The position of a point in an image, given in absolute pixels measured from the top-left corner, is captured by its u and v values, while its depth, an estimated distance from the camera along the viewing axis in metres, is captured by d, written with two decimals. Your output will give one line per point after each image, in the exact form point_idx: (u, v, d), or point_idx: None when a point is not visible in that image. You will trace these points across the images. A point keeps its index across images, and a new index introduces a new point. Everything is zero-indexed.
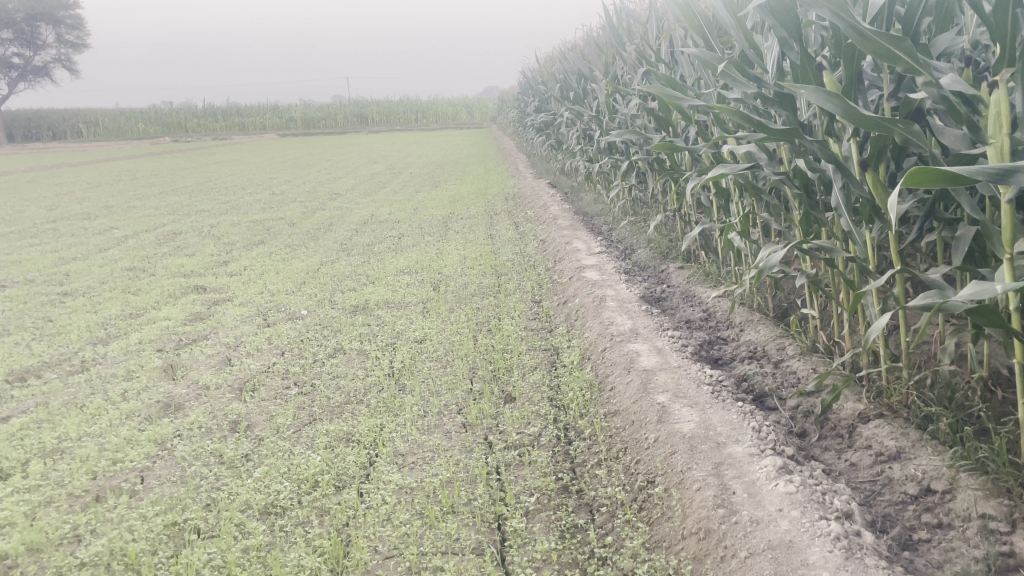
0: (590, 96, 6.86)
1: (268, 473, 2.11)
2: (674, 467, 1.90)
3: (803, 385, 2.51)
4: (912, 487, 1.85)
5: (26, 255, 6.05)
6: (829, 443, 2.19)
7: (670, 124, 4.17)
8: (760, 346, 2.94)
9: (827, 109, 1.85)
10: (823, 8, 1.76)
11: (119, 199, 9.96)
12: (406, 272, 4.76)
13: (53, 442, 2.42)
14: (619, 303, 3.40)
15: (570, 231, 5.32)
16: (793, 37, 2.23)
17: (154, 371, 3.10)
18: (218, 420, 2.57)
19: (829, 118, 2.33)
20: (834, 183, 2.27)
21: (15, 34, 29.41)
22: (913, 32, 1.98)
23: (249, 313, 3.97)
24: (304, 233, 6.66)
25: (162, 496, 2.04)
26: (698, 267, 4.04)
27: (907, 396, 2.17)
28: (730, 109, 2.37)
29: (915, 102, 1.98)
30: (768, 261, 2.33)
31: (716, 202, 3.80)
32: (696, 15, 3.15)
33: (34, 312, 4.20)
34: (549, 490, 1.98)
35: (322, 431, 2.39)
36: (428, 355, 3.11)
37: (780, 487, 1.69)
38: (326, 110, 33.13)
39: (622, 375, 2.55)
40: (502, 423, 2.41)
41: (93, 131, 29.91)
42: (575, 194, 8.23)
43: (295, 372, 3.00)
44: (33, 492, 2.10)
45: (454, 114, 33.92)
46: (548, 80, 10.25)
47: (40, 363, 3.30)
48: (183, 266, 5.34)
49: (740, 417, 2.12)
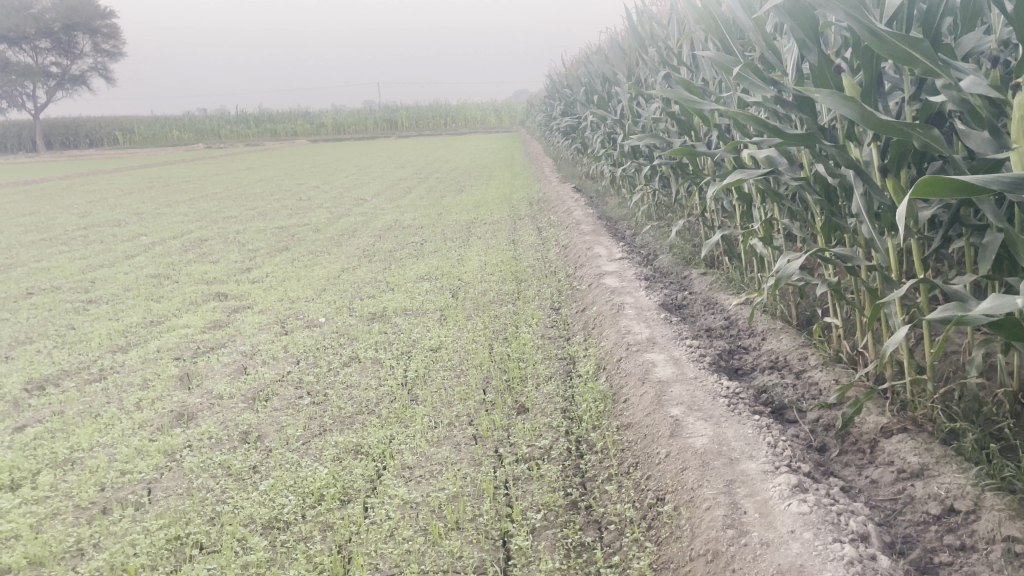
0: (614, 99, 6.80)
1: (274, 486, 2.09)
2: (685, 484, 1.84)
3: (824, 397, 2.44)
4: (935, 506, 1.77)
5: (55, 262, 6.13)
6: (850, 458, 2.11)
7: (691, 129, 4.09)
8: (781, 356, 2.86)
9: (841, 114, 1.78)
10: (837, 10, 1.69)
11: (150, 205, 10.07)
12: (425, 279, 4.73)
13: (64, 452, 2.42)
14: (638, 311, 3.33)
15: (592, 237, 5.26)
16: (811, 39, 2.16)
17: (170, 380, 3.10)
18: (229, 430, 2.55)
19: (849, 121, 2.26)
20: (855, 190, 2.20)
21: (53, 44, 30.05)
22: (934, 31, 1.90)
23: (268, 321, 3.97)
24: (328, 239, 6.67)
25: (168, 509, 2.03)
26: (720, 273, 3.96)
27: (932, 409, 2.09)
28: (745, 113, 2.31)
29: (936, 104, 1.90)
30: (787, 269, 2.26)
31: (738, 207, 3.72)
32: (714, 17, 3.08)
33: (58, 319, 4.24)
34: (556, 506, 1.93)
35: (331, 442, 2.36)
36: (443, 364, 3.07)
37: (793, 507, 1.62)
38: (355, 116, 33.35)
39: (636, 386, 2.49)
40: (513, 435, 2.36)
41: (129, 138, 30.44)
42: (600, 199, 8.16)
43: (309, 382, 2.98)
44: (40, 504, 2.10)
45: (483, 119, 33.96)
46: (574, 83, 10.18)
47: (59, 371, 3.32)
48: (207, 273, 5.37)
49: (755, 431, 2.05)
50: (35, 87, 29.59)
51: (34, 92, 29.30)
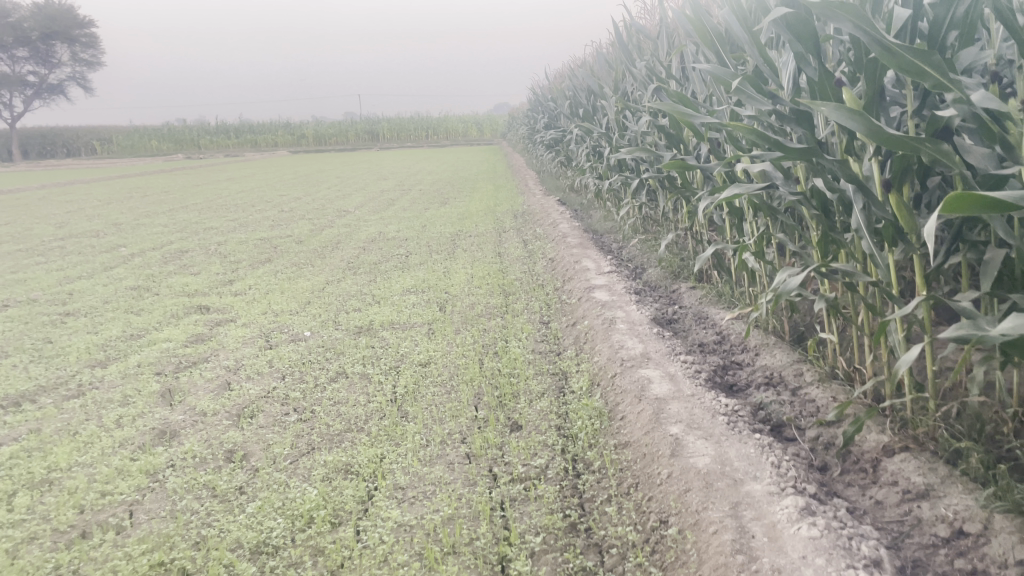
0: (600, 111, 6.78)
1: (261, 509, 2.01)
2: (689, 507, 1.79)
3: (823, 415, 2.40)
4: (943, 529, 1.74)
5: (31, 273, 5.98)
6: (853, 477, 2.07)
7: (681, 142, 4.06)
8: (776, 371, 2.82)
9: (848, 127, 1.75)
10: (844, 21, 1.68)
11: (129, 216, 9.91)
12: (412, 292, 4.66)
13: (42, 472, 2.33)
14: (630, 325, 3.29)
15: (580, 250, 5.22)
16: (810, 51, 2.14)
17: (151, 397, 3.01)
18: (213, 448, 2.47)
19: (848, 135, 2.23)
20: (855, 205, 2.17)
21: (30, 52, 29.69)
22: (939, 45, 1.88)
23: (251, 335, 3.89)
24: (311, 251, 6.58)
25: (150, 533, 1.95)
26: (711, 287, 3.93)
27: (934, 428, 2.05)
28: (743, 126, 2.27)
29: (943, 119, 1.85)
30: (787, 285, 2.22)
31: (728, 221, 3.70)
32: (708, 29, 3.05)
33: (35, 333, 4.14)
34: (555, 528, 1.87)
35: (319, 462, 2.29)
36: (433, 380, 3.01)
37: (803, 531, 1.57)
38: (336, 127, 33.21)
39: (633, 404, 2.44)
40: (507, 454, 2.30)
41: (106, 147, 30.20)
42: (586, 212, 8.12)
43: (295, 398, 2.91)
44: (16, 527, 2.01)
45: (465, 131, 33.93)
46: (557, 95, 10.17)
47: (36, 387, 3.22)
48: (189, 285, 5.27)
49: (758, 451, 2.00)
50: (11, 96, 29.26)
51: (10, 100, 28.94)
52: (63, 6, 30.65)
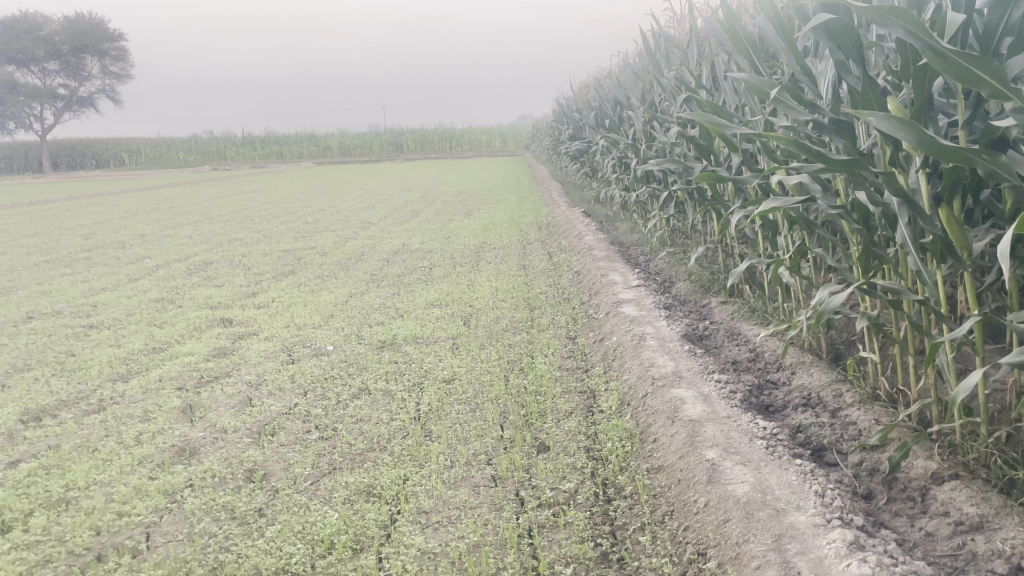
0: (627, 122, 6.72)
1: (281, 533, 1.95)
2: (729, 538, 1.71)
3: (865, 439, 2.30)
4: (1001, 565, 1.63)
5: (57, 285, 5.99)
6: (900, 507, 1.96)
7: (712, 153, 3.96)
8: (814, 392, 2.72)
9: (898, 137, 1.67)
10: (897, 27, 1.60)
11: (155, 227, 9.95)
12: (435, 305, 4.60)
13: (59, 491, 2.28)
14: (660, 342, 3.20)
15: (606, 262, 5.14)
16: (855, 59, 2.05)
17: (171, 413, 2.96)
18: (233, 467, 2.41)
19: (893, 146, 2.14)
20: (901, 219, 2.07)
21: (62, 65, 30.13)
22: (991, 52, 1.80)
23: (273, 349, 3.84)
24: (335, 263, 6.55)
25: (167, 557, 1.89)
26: (742, 302, 3.83)
27: (986, 454, 1.94)
28: (783, 136, 2.18)
29: (997, 130, 1.76)
30: (829, 302, 2.13)
31: (761, 234, 3.59)
32: (742, 37, 2.97)
33: (58, 346, 4.11)
34: (586, 558, 1.78)
35: (341, 483, 2.22)
36: (458, 397, 2.93)
37: (853, 568, 1.47)
38: (361, 139, 33.37)
39: (666, 426, 2.35)
40: (535, 476, 2.22)
41: (135, 159, 30.59)
42: (611, 223, 8.05)
43: (317, 415, 2.84)
44: (29, 550, 1.95)
45: (488, 142, 33.97)
46: (583, 107, 10.13)
47: (57, 402, 3.19)
48: (212, 297, 5.25)
49: (800, 478, 1.91)
50: (42, 108, 29.68)
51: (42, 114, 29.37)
52: (94, 19, 31.13)
